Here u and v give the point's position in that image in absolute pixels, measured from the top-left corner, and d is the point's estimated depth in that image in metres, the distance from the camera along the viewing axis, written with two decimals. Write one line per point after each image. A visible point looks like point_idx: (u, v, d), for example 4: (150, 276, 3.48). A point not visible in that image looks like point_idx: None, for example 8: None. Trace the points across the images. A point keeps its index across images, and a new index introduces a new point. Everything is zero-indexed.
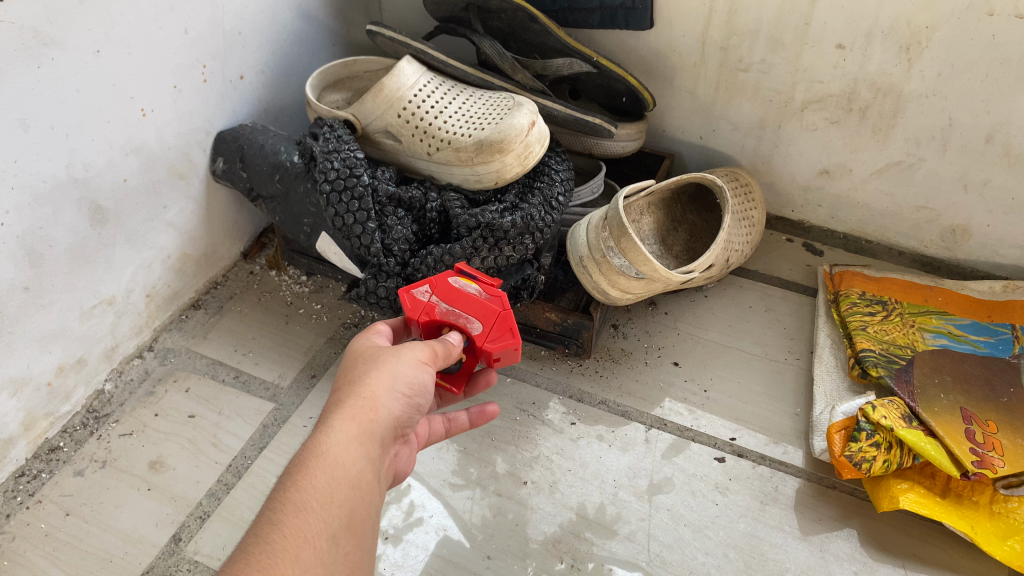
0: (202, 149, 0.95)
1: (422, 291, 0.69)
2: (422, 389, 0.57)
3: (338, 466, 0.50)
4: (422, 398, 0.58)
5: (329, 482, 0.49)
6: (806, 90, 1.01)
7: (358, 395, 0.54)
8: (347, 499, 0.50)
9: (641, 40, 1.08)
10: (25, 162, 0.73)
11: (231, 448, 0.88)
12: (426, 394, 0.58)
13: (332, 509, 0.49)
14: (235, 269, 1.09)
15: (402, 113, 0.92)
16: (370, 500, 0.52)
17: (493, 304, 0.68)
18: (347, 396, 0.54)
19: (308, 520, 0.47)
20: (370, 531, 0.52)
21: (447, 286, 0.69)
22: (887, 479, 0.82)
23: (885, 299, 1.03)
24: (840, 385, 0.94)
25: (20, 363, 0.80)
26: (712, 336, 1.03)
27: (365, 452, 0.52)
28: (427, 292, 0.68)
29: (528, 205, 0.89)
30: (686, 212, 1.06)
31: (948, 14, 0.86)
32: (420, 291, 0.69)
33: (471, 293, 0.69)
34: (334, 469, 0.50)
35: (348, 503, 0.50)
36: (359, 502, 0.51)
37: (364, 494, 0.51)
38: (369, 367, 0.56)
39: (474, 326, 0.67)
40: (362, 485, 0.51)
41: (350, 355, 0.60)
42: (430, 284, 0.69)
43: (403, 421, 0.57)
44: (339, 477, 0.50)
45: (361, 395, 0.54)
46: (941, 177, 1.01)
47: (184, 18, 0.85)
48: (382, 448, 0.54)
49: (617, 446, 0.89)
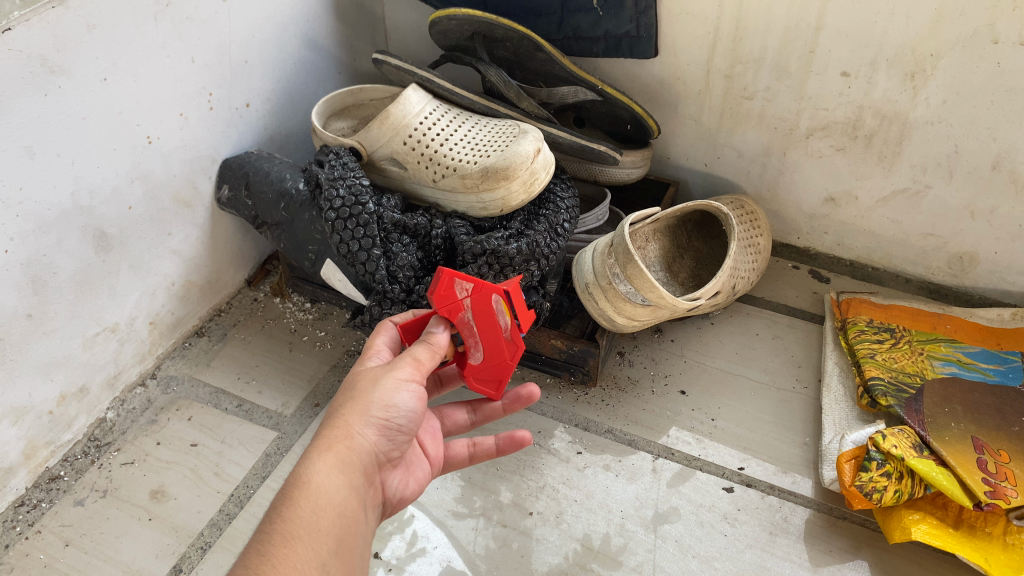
0: (208, 177, 0.95)
1: (463, 287, 0.66)
2: (410, 414, 0.58)
3: (322, 495, 0.52)
4: (411, 422, 0.59)
5: (314, 512, 0.51)
6: (811, 118, 1.02)
7: (336, 426, 0.55)
8: (333, 527, 0.52)
9: (646, 69, 1.08)
10: (31, 190, 0.73)
11: (233, 477, 0.87)
12: (416, 415, 0.59)
13: (319, 537, 0.50)
14: (239, 296, 1.09)
15: (408, 140, 0.92)
16: (355, 527, 0.54)
17: (505, 355, 0.68)
18: (327, 428, 0.56)
19: (298, 549, 0.49)
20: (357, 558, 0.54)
21: (487, 298, 0.66)
22: (898, 509, 0.81)
23: (893, 327, 1.02)
24: (849, 413, 0.93)
25: (22, 392, 0.79)
26: (719, 364, 1.02)
27: (347, 480, 0.54)
28: (465, 290, 0.66)
29: (534, 231, 0.89)
30: (691, 239, 1.05)
31: (952, 42, 0.87)
32: (462, 285, 0.66)
33: (499, 324, 0.68)
34: (318, 497, 0.51)
35: (334, 530, 0.51)
36: (345, 529, 0.52)
37: (349, 521, 0.53)
38: (348, 396, 0.58)
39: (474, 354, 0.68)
40: (346, 512, 0.53)
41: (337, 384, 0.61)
42: (476, 283, 0.66)
43: (388, 448, 0.59)
44: (323, 506, 0.51)
45: (339, 426, 0.56)
46: (948, 205, 1.01)
47: (191, 46, 0.86)
48: (365, 477, 0.56)
49: (624, 476, 0.88)
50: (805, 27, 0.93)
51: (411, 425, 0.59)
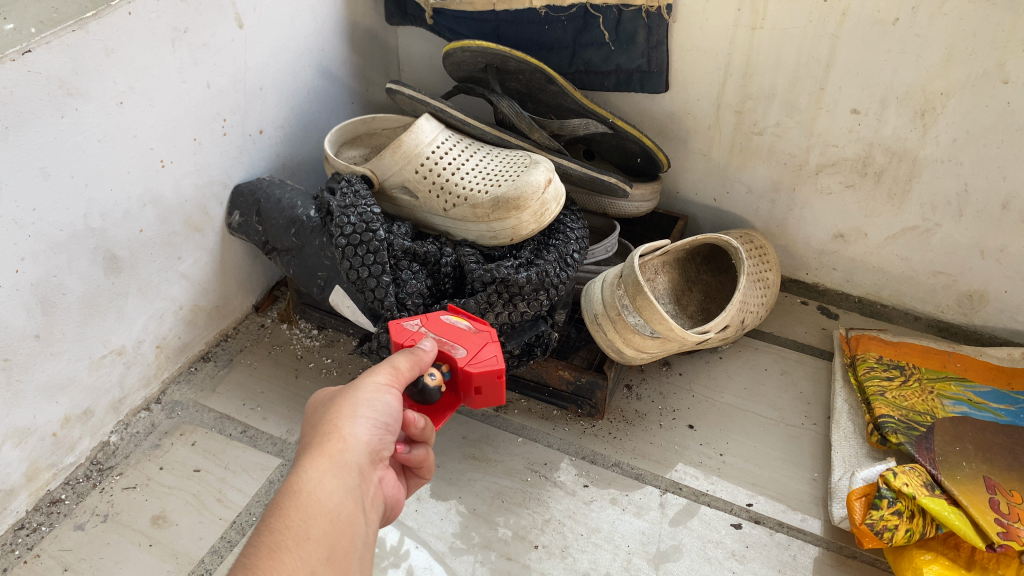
0: (220, 203, 0.96)
1: (460, 351, 0.69)
2: (387, 410, 0.59)
3: (315, 502, 0.52)
4: (395, 421, 0.60)
5: (305, 519, 0.51)
6: (821, 154, 1.02)
7: (325, 435, 0.56)
8: (326, 533, 0.51)
9: (657, 103, 1.09)
10: (44, 211, 0.73)
11: (236, 504, 0.86)
12: (397, 415, 0.60)
13: (311, 545, 0.50)
14: (246, 322, 1.09)
15: (419, 169, 0.93)
16: (353, 531, 0.53)
17: (481, 336, 0.71)
18: (316, 437, 0.56)
19: (291, 560, 0.48)
20: (356, 562, 0.53)
21: (441, 323, 0.73)
22: (910, 549, 0.79)
23: (904, 364, 1.01)
24: (858, 451, 0.92)
25: (26, 414, 0.79)
26: (727, 399, 1.01)
27: (340, 484, 0.54)
28: (460, 349, 0.69)
29: (544, 261, 0.89)
30: (700, 272, 1.05)
31: (962, 81, 0.88)
32: (459, 350, 0.69)
33: (461, 327, 0.72)
34: (310, 505, 0.51)
35: (326, 536, 0.51)
36: (342, 534, 0.52)
37: (346, 525, 0.53)
38: (334, 404, 0.59)
39: (458, 351, 0.69)
40: (342, 516, 0.53)
41: (314, 405, 0.61)
42: (467, 346, 0.70)
43: (381, 447, 0.59)
44: (316, 513, 0.51)
45: (330, 433, 0.56)
46: (957, 243, 1.01)
47: (206, 72, 0.87)
48: (363, 479, 0.56)
49: (631, 511, 0.87)
50: (816, 64, 0.95)
51: (391, 420, 0.59)
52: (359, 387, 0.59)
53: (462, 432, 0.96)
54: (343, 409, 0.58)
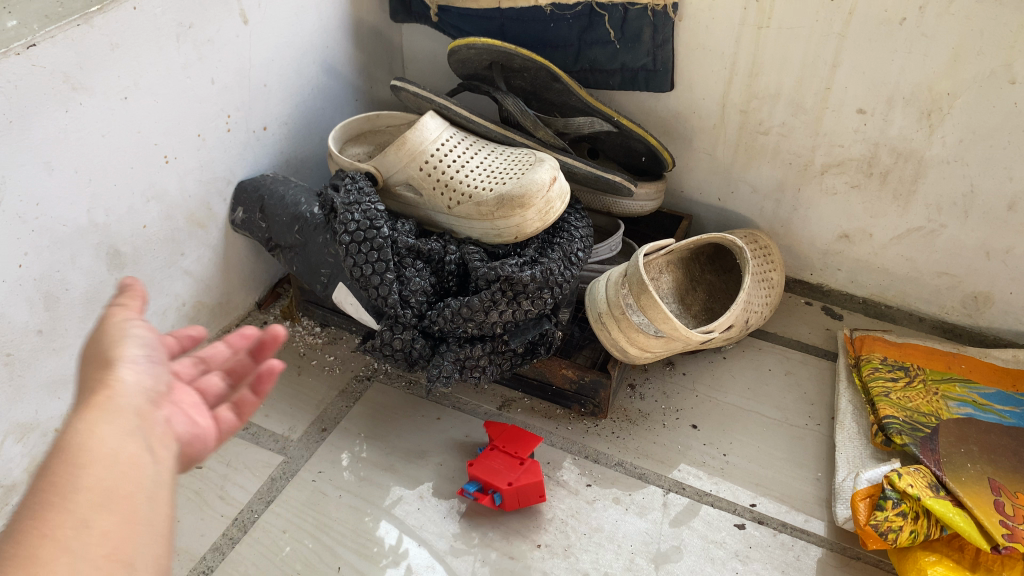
0: (223, 199, 0.96)
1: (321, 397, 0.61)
2: (142, 342, 0.45)
3: (75, 465, 0.37)
4: (158, 348, 0.46)
5: (69, 485, 0.36)
6: (826, 154, 1.02)
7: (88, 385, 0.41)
8: (103, 491, 0.37)
9: (662, 102, 1.09)
10: (47, 206, 0.73)
11: (238, 501, 0.86)
12: (158, 347, 0.46)
13: (81, 503, 0.36)
14: (249, 319, 1.09)
15: (423, 166, 0.93)
16: (142, 475, 0.39)
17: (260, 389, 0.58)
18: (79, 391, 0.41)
19: (55, 543, 0.34)
20: (156, 506, 0.39)
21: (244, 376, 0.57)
22: (914, 550, 0.79)
23: (908, 365, 1.01)
24: (862, 452, 0.92)
25: (28, 409, 0.78)
26: (731, 399, 1.01)
27: (102, 430, 0.39)
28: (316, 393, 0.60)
29: (548, 259, 0.88)
30: (704, 272, 1.05)
31: (969, 81, 0.87)
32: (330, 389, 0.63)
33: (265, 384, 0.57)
34: (71, 467, 0.37)
35: (105, 484, 0.37)
36: (125, 480, 0.38)
37: (131, 468, 0.39)
38: (88, 353, 0.43)
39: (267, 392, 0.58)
40: (121, 463, 0.38)
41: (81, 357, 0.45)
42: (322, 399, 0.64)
43: (157, 385, 0.45)
44: (77, 473, 0.36)
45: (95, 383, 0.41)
46: (963, 244, 1.00)
47: (211, 68, 0.86)
48: (143, 421, 0.42)
49: (634, 511, 0.87)
50: (822, 63, 0.94)
51: (151, 348, 0.45)
52: (106, 337, 0.44)
53: (465, 430, 0.96)
54: (97, 363, 0.43)
